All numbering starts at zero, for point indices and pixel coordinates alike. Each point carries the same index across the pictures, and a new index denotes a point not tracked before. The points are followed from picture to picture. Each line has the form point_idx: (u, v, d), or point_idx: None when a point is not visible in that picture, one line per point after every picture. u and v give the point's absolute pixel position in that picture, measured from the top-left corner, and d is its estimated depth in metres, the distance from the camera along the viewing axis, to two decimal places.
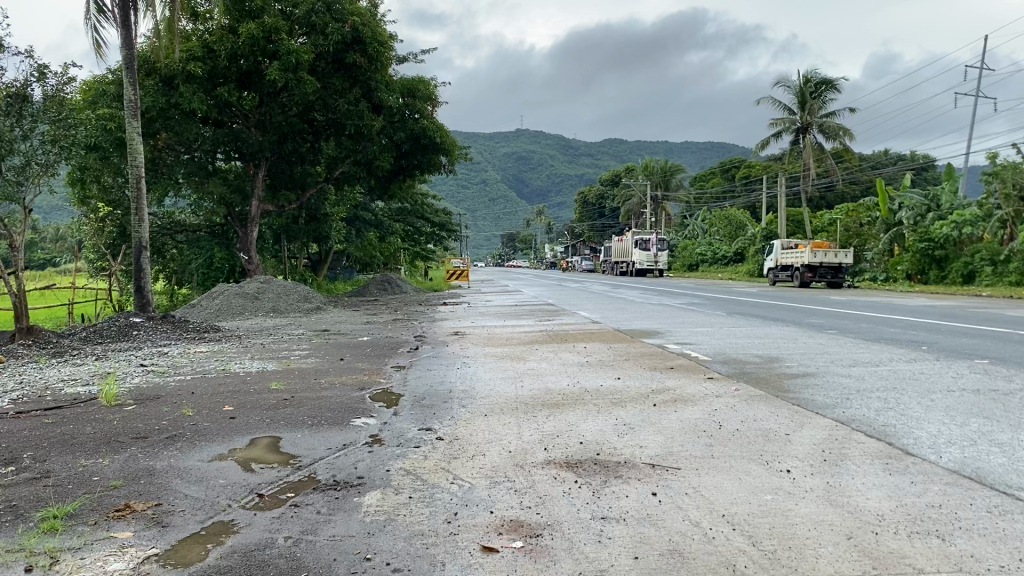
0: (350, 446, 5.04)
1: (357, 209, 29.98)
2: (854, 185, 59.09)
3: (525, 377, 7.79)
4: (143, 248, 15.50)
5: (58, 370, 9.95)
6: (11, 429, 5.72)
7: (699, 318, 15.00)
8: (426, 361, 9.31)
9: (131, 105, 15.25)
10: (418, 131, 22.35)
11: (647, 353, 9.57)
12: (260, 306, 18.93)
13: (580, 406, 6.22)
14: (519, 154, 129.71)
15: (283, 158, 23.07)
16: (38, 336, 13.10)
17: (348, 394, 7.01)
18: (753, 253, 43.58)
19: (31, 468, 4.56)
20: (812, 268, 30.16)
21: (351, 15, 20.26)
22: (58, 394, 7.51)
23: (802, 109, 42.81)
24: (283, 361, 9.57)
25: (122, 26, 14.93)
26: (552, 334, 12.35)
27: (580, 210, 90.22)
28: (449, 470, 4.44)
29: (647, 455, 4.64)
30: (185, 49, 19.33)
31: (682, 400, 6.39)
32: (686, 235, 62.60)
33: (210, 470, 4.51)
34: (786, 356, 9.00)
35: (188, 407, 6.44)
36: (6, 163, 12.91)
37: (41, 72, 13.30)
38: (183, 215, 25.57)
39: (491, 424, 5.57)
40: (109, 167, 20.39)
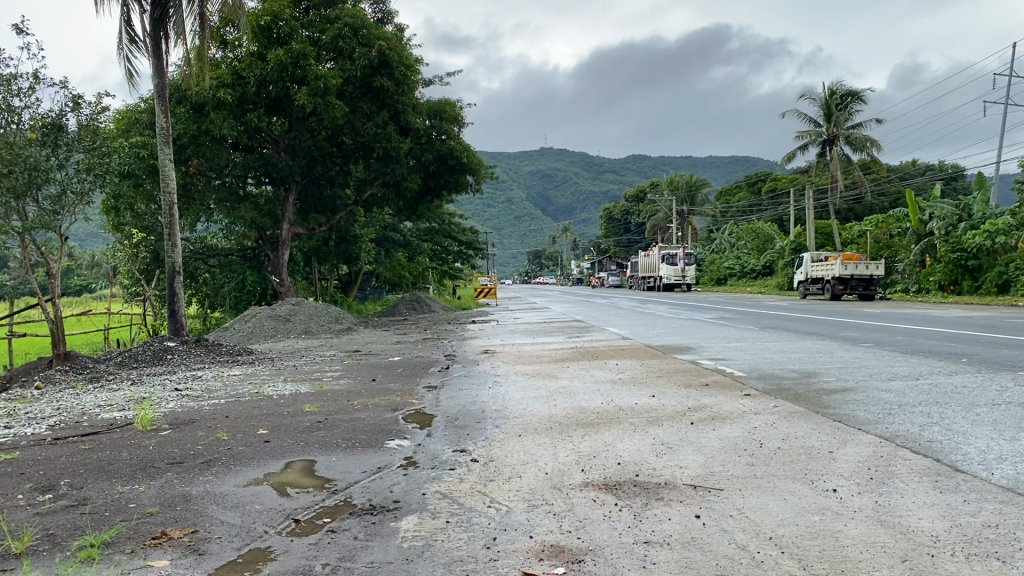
0: (385, 469, 4.99)
1: (386, 230, 30.13)
2: (885, 196, 58.45)
3: (558, 395, 7.71)
4: (177, 273, 15.63)
5: (94, 396, 10.01)
6: (49, 456, 5.75)
7: (731, 332, 14.84)
8: (457, 380, 9.25)
9: (163, 132, 15.46)
10: (445, 152, 22.43)
11: (680, 369, 9.46)
12: (292, 328, 19.02)
13: (616, 424, 6.14)
14: (544, 171, 129.90)
15: (312, 181, 23.24)
16: (74, 362, 13.23)
17: (381, 415, 6.97)
18: (783, 266, 43.16)
19: (68, 495, 4.57)
20: (843, 281, 29.80)
21: (377, 39, 20.45)
22: (94, 420, 7.55)
23: (829, 121, 42.50)
24: (315, 383, 9.57)
25: (154, 56, 15.15)
26: (582, 351, 12.26)
27: (607, 226, 90.14)
28: (486, 493, 4.37)
29: (688, 476, 4.55)
30: (215, 76, 19.56)
31: (720, 417, 6.27)
32: (714, 249, 62.23)
33: (246, 495, 4.48)
34: (823, 371, 8.84)
35: (223, 431, 6.44)
36: (42, 193, 13.08)
37: (76, 103, 13.53)
38: (214, 239, 25.82)
39: (527, 445, 5.50)
40: (142, 194, 20.67)
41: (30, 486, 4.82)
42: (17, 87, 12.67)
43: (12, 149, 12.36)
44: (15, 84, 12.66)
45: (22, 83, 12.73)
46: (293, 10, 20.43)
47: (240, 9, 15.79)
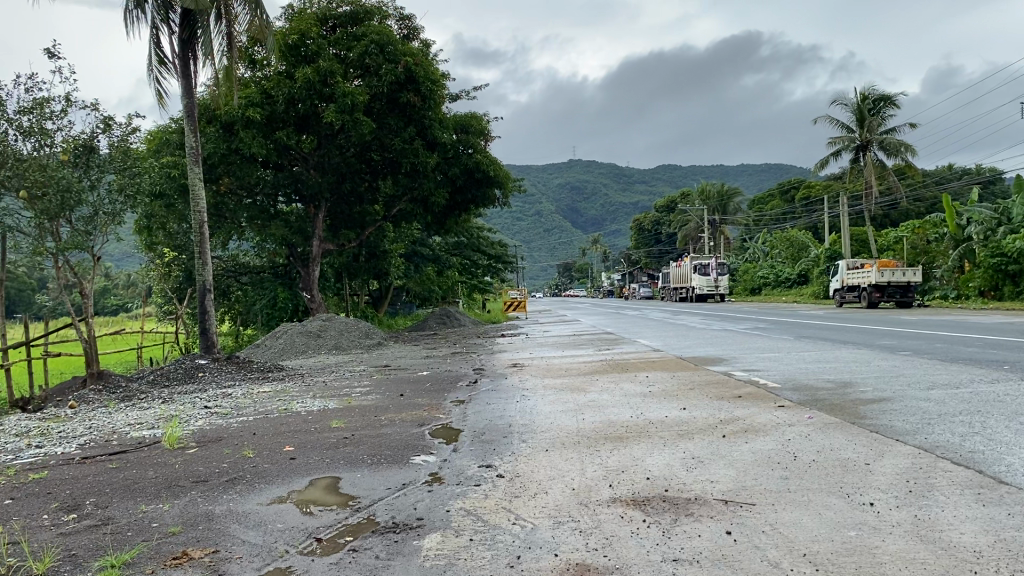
0: (409, 486, 4.92)
1: (415, 244, 30.22)
2: (920, 201, 57.57)
3: (587, 409, 7.59)
4: (208, 291, 15.73)
5: (126, 414, 10.07)
6: (76, 475, 5.76)
7: (765, 343, 14.60)
8: (485, 395, 9.17)
9: (193, 152, 15.60)
10: (472, 166, 22.43)
11: (712, 381, 9.29)
12: (322, 343, 19.08)
13: (645, 438, 6.01)
14: (573, 184, 129.79)
15: (340, 198, 23.37)
16: (108, 381, 13.34)
17: (408, 431, 6.91)
18: (818, 274, 42.63)
19: (92, 515, 4.55)
20: (879, 288, 29.34)
21: (404, 55, 20.54)
22: (124, 438, 7.56)
23: (861, 127, 41.99)
24: (343, 399, 9.53)
25: (183, 76, 15.31)
26: (612, 364, 12.13)
27: (637, 237, 89.85)
28: (511, 509, 4.28)
29: (718, 491, 4.42)
30: (244, 95, 19.73)
31: (752, 430, 6.12)
32: (747, 258, 61.65)
33: (269, 514, 4.43)
34: (859, 381, 8.63)
35: (249, 449, 6.42)
36: (76, 214, 13.27)
37: (107, 124, 13.70)
38: (246, 257, 26.03)
39: (554, 460, 5.40)
40: (175, 214, 20.90)
41: (55, 505, 4.81)
42: (49, 110, 12.83)
43: (45, 172, 12.52)
44: (47, 107, 12.84)
45: (54, 107, 12.92)
46: (320, 29, 20.62)
47: (268, 29, 15.94)
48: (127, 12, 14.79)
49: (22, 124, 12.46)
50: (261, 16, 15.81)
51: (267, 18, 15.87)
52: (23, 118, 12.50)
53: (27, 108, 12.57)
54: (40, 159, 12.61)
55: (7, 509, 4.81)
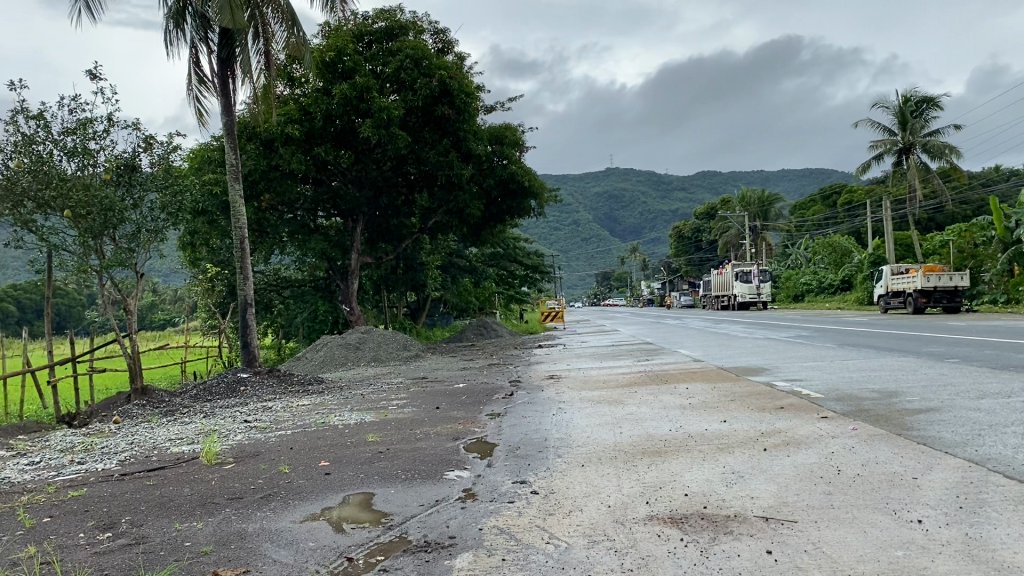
0: (443, 502, 4.85)
1: (452, 256, 30.29)
2: (966, 204, 56.36)
3: (624, 422, 7.48)
4: (249, 306, 15.86)
5: (167, 430, 10.15)
6: (115, 492, 5.78)
7: (807, 351, 14.33)
8: (521, 407, 9.08)
9: (233, 169, 15.78)
10: (508, 177, 22.40)
11: (753, 392, 9.10)
12: (361, 355, 19.13)
13: (683, 453, 5.89)
14: (610, 192, 129.39)
15: (378, 211, 23.50)
16: (152, 396, 13.50)
17: (443, 445, 6.85)
18: (862, 279, 41.87)
19: (127, 534, 4.56)
20: (926, 293, 28.71)
21: (439, 69, 20.61)
22: (163, 455, 7.61)
23: (903, 129, 41.25)
24: (380, 412, 9.51)
25: (222, 95, 15.52)
26: (651, 374, 11.97)
27: (676, 245, 89.20)
28: (544, 528, 4.20)
29: (759, 507, 4.29)
30: (283, 112, 19.91)
31: (794, 443, 5.97)
32: (789, 265, 60.90)
33: (301, 532, 4.39)
34: (904, 390, 8.38)
35: (285, 464, 6.41)
36: (119, 231, 13.49)
37: (148, 143, 13.91)
38: (286, 271, 26.29)
39: (589, 476, 5.30)
40: (217, 230, 21.18)
41: (92, 524, 4.83)
42: (92, 130, 13.01)
43: (89, 191, 12.72)
44: (90, 128, 13.02)
45: (97, 127, 13.11)
46: (355, 44, 20.80)
47: (305, 46, 15.94)
48: (167, 32, 15.08)
49: (66, 144, 12.65)
50: (298, 33, 15.92)
51: (303, 34, 16.00)
52: (67, 138, 12.68)
53: (71, 129, 12.75)
54: (84, 179, 12.80)
55: (46, 527, 4.83)
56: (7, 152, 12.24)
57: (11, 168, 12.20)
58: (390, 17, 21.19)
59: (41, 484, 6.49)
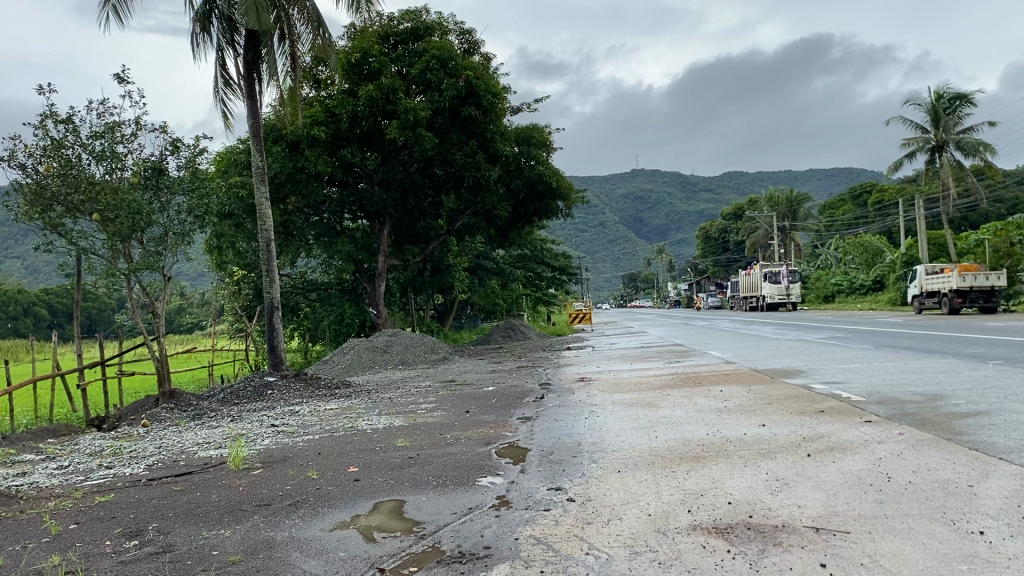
0: (477, 510, 4.69)
1: (479, 258, 30.17)
2: (1001, 202, 55.39)
3: (660, 426, 7.29)
4: (275, 309, 15.82)
5: (195, 434, 10.09)
6: (142, 499, 5.69)
7: (844, 353, 14.02)
8: (552, 411, 8.90)
9: (259, 172, 15.74)
10: (534, 178, 22.24)
11: (791, 395, 8.85)
12: (389, 358, 19.05)
13: (723, 458, 5.69)
14: (636, 194, 128.84)
15: (404, 213, 23.46)
16: (180, 400, 13.47)
17: (474, 450, 6.69)
18: (895, 280, 41.22)
19: (154, 542, 4.45)
20: (961, 293, 28.18)
21: (465, 69, 20.49)
22: (191, 459, 7.51)
23: (936, 127, 40.57)
24: (409, 416, 9.37)
25: (248, 97, 15.49)
26: (683, 377, 11.73)
27: (703, 246, 88.58)
28: (583, 538, 4.03)
29: (808, 517, 4.09)
30: (309, 114, 19.86)
31: (840, 448, 5.75)
32: (819, 265, 60.18)
33: (331, 542, 4.26)
34: (950, 393, 8.09)
35: (313, 470, 6.29)
36: (146, 235, 13.48)
37: (175, 146, 13.91)
38: (313, 274, 26.31)
39: (627, 482, 5.12)
40: (244, 233, 21.23)
41: (118, 531, 4.74)
42: (120, 134, 13.02)
43: (117, 195, 12.72)
44: (118, 131, 13.03)
45: (125, 131, 13.11)
46: (381, 45, 20.75)
47: (331, 47, 15.95)
48: (194, 35, 15.13)
49: (94, 148, 12.66)
50: (324, 35, 15.88)
51: (329, 36, 15.93)
52: (95, 142, 12.69)
53: (99, 133, 12.76)
54: (112, 183, 12.81)
55: (72, 535, 4.74)
56: (36, 156, 12.28)
57: (40, 172, 12.25)
58: (415, 18, 21.13)
59: (68, 490, 6.41)
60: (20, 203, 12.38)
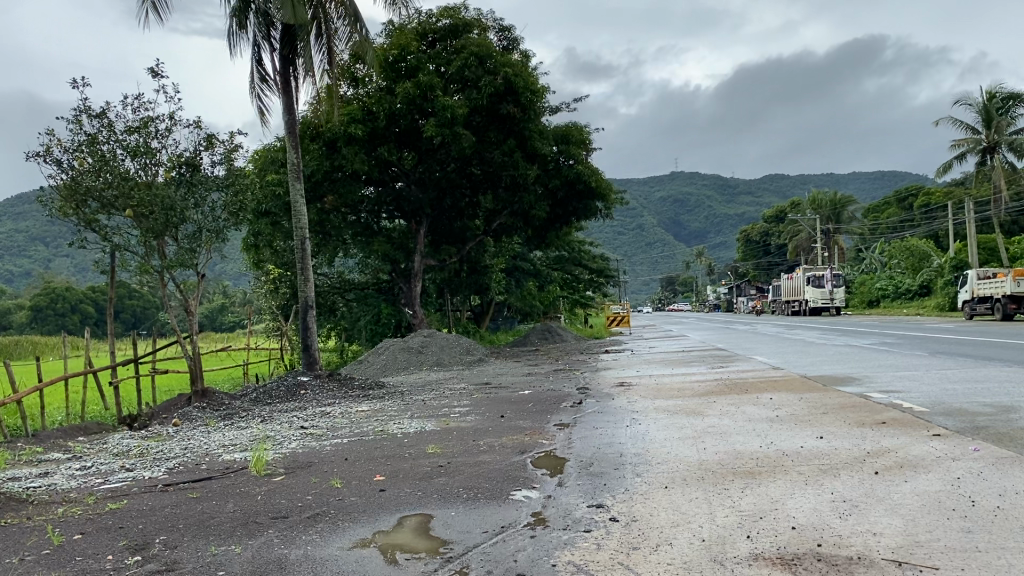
0: (510, 529, 4.26)
1: (516, 259, 29.85)
2: None
3: (707, 436, 6.79)
4: (309, 307, 15.52)
5: (223, 435, 9.79)
6: (154, 506, 5.35)
7: (897, 360, 13.36)
8: (591, 418, 8.45)
9: (295, 169, 15.46)
10: (573, 177, 21.76)
11: (847, 404, 8.31)
12: (424, 359, 18.67)
13: (781, 475, 5.19)
14: (676, 197, 127.99)
15: (442, 212, 23.14)
16: (212, 399, 13.15)
17: (508, 459, 6.27)
18: (943, 285, 40.01)
19: (157, 558, 4.09)
20: (1015, 298, 27.19)
21: (503, 66, 20.08)
22: (213, 463, 7.19)
23: (988, 128, 39.25)
24: (442, 420, 8.96)
25: (284, 93, 15.21)
26: (728, 384, 11.20)
27: (744, 248, 87.40)
28: (630, 567, 3.58)
29: (886, 548, 3.60)
30: (346, 112, 19.56)
31: (910, 465, 5.22)
32: (864, 269, 58.98)
33: (348, 563, 3.86)
34: (1023, 406, 7.47)
35: (337, 478, 5.90)
36: (181, 231, 13.19)
37: (209, 142, 13.67)
38: (351, 274, 26.05)
39: (676, 501, 4.66)
40: (280, 231, 21.02)
41: (123, 544, 4.38)
42: (154, 129, 12.78)
43: (150, 191, 12.46)
44: (152, 127, 12.79)
45: (158, 126, 12.87)
46: (419, 43, 20.39)
47: (369, 43, 15.59)
48: (230, 33, 14.87)
49: (128, 143, 12.44)
50: (361, 30, 15.54)
51: (367, 32, 15.56)
52: (129, 137, 12.48)
53: (134, 128, 12.54)
54: (146, 179, 12.57)
55: (74, 546, 4.41)
56: (70, 151, 12.13)
57: (74, 167, 12.11)
58: (454, 15, 20.73)
59: (82, 494, 6.09)
60: (54, 199, 12.24)
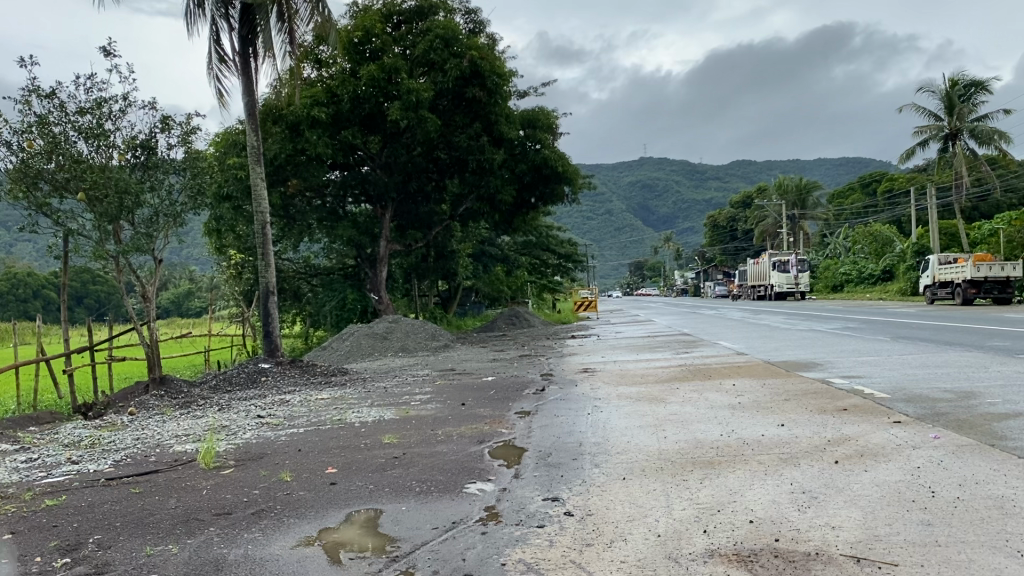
0: (461, 525, 4.11)
1: (483, 244, 29.67)
2: (1012, 191, 54.35)
3: (668, 424, 6.69)
4: (270, 293, 15.20)
5: (176, 424, 9.53)
6: (93, 503, 5.12)
7: (859, 345, 13.40)
8: (553, 405, 8.33)
9: (255, 152, 15.11)
10: (540, 162, 21.58)
11: (810, 391, 8.26)
12: (388, 346, 18.45)
13: (740, 465, 5.09)
14: (644, 181, 128.46)
15: (407, 197, 22.86)
16: (170, 386, 12.83)
17: (465, 450, 6.11)
18: (906, 269, 40.47)
19: (88, 560, 3.88)
20: (975, 284, 27.48)
21: (469, 49, 19.81)
22: (163, 455, 6.94)
23: (950, 115, 39.60)
24: (401, 409, 8.78)
25: (243, 74, 14.83)
26: (692, 369, 11.14)
27: (711, 233, 87.91)
28: (581, 565, 3.44)
29: (845, 543, 3.50)
30: (309, 94, 19.18)
31: (870, 454, 5.14)
32: (828, 254, 59.54)
33: (289, 563, 3.68)
34: (982, 391, 7.46)
35: (287, 471, 5.70)
36: (136, 216, 12.82)
37: (165, 124, 13.31)
38: (315, 259, 25.68)
39: (633, 493, 4.53)
40: (242, 215, 20.60)
41: (54, 545, 4.16)
42: (108, 110, 12.40)
43: (104, 173, 12.07)
44: (105, 108, 12.40)
45: (112, 107, 12.48)
46: (384, 25, 20.02)
47: (331, 24, 15.25)
48: (188, 12, 14.43)
49: (81, 124, 12.04)
50: (324, 11, 15.19)
51: (329, 12, 15.22)
52: (82, 118, 12.08)
53: (86, 109, 12.14)
54: (100, 162, 12.18)
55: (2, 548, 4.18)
56: (19, 133, 11.72)
57: (24, 150, 11.69)
58: None
59: (20, 490, 5.83)
60: (4, 182, 11.81)
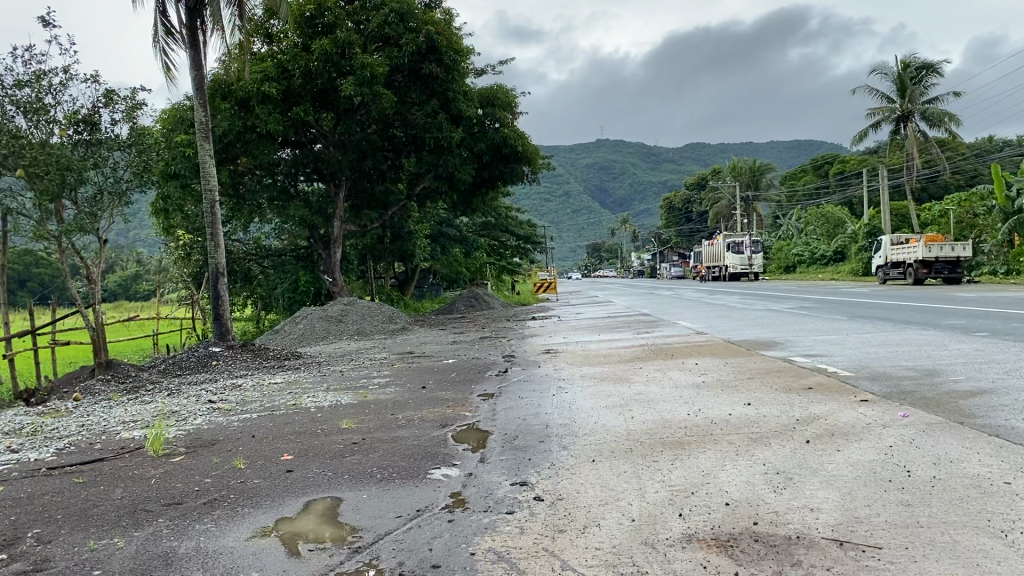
0: (426, 513, 3.92)
1: (442, 225, 29.39)
2: (961, 173, 55.36)
3: (635, 405, 6.57)
4: (220, 275, 14.80)
5: (124, 410, 9.18)
6: (34, 494, 4.83)
7: (818, 324, 13.47)
8: (516, 387, 8.16)
9: (203, 128, 14.62)
10: (499, 141, 21.29)
11: (774, 369, 8.23)
12: (344, 329, 18.12)
13: (711, 445, 4.98)
14: (601, 163, 128.83)
15: (362, 175, 22.45)
16: (117, 371, 12.41)
17: (427, 434, 5.91)
18: (858, 250, 41.06)
19: (26, 556, 3.62)
20: (926, 264, 27.88)
21: (426, 25, 19.47)
22: (108, 442, 6.63)
23: (902, 97, 40.13)
24: (360, 393, 8.55)
25: (190, 47, 14.30)
26: (654, 349, 11.08)
27: (666, 216, 88.52)
28: (554, 554, 3.28)
29: (825, 526, 3.38)
30: (259, 69, 18.68)
31: (841, 434, 5.05)
32: (782, 235, 60.24)
33: (244, 556, 3.46)
34: (946, 369, 7.48)
35: (241, 458, 5.45)
36: (80, 194, 12.33)
37: (109, 99, 12.81)
38: (269, 240, 25.15)
39: (604, 476, 4.38)
40: (190, 194, 20.01)
41: None
42: (48, 84, 11.88)
43: (45, 149, 11.56)
44: (45, 81, 11.89)
45: (52, 80, 11.97)
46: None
47: None
48: None
49: (19, 98, 11.51)
50: None
51: None
52: (20, 91, 11.55)
53: (25, 82, 11.61)
54: (39, 137, 11.66)
55: None
56: None
57: None
58: None
59: None
60: None
